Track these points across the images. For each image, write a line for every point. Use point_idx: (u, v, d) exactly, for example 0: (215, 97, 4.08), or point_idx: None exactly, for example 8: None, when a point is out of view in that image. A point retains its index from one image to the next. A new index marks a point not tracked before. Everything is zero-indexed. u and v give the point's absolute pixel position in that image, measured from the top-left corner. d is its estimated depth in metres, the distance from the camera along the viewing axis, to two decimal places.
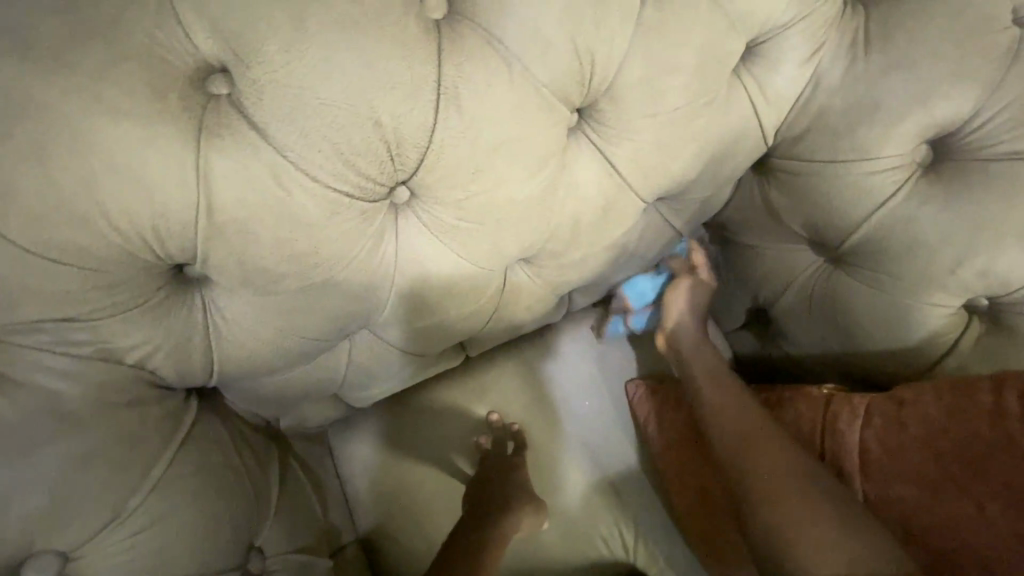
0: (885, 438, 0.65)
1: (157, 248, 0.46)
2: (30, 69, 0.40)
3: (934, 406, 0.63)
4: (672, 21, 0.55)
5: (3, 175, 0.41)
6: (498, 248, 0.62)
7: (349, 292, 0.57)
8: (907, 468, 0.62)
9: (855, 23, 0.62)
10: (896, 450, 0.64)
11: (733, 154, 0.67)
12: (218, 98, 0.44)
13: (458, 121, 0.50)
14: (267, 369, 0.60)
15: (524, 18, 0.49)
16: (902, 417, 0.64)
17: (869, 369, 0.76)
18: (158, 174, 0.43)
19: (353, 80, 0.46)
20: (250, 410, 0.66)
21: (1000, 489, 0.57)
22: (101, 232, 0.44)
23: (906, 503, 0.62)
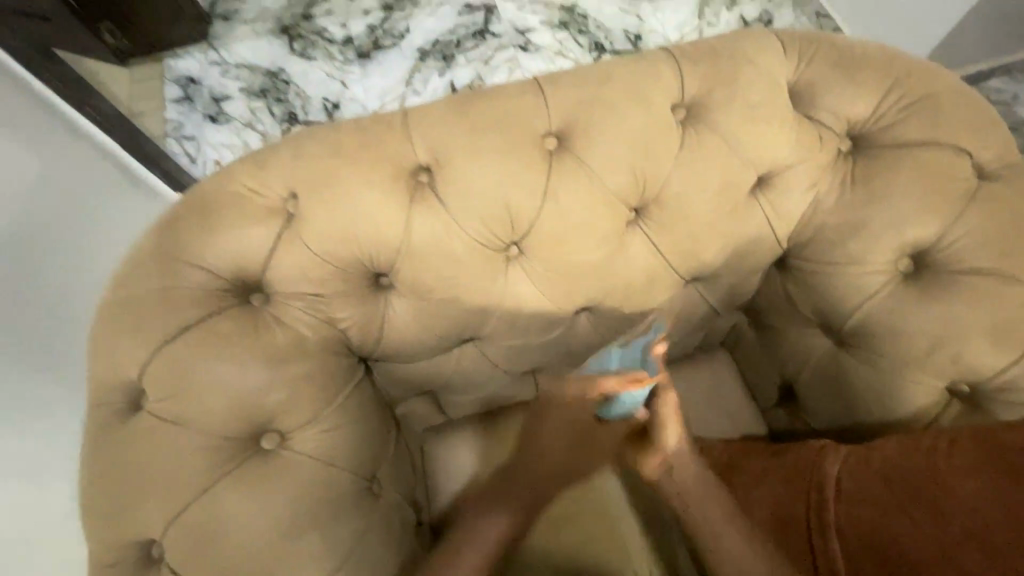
0: (856, 472, 0.76)
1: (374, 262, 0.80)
2: (341, 164, 0.79)
3: (893, 449, 0.75)
4: (701, 159, 0.84)
5: (316, 213, 0.78)
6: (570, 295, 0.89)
7: (467, 309, 0.86)
8: (870, 495, 0.73)
9: (845, 167, 0.87)
10: (862, 482, 0.75)
11: (753, 251, 0.91)
12: (423, 184, 0.80)
13: (556, 209, 0.82)
14: (407, 357, 0.90)
15: (602, 155, 0.82)
16: (870, 456, 0.76)
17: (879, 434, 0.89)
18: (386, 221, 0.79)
19: (498, 180, 0.80)
20: (385, 389, 0.95)
21: (933, 513, 0.68)
22: (351, 249, 0.79)
23: (868, 524, 0.72)
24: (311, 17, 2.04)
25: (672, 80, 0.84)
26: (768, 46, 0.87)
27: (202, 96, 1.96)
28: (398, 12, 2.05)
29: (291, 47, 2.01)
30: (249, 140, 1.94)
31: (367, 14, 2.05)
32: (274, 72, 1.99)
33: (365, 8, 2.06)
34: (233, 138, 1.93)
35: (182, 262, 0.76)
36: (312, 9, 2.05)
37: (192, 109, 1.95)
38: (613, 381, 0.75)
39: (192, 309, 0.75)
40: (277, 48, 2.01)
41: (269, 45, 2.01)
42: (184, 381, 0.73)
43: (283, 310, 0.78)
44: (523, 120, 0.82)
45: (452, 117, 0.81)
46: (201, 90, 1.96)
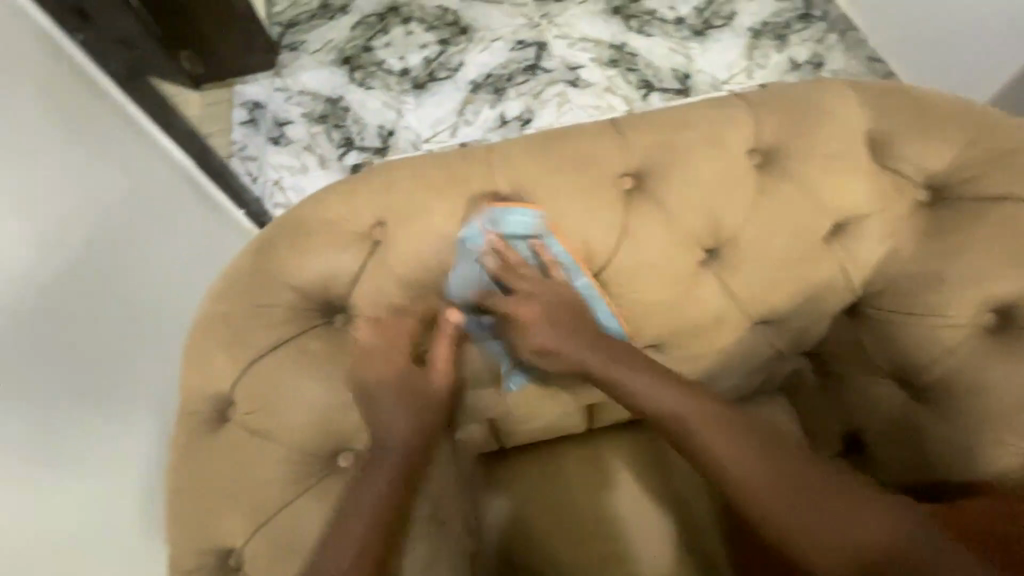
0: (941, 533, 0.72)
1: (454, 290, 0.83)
2: (429, 196, 0.83)
3: (986, 515, 0.73)
4: (776, 204, 0.85)
5: (403, 241, 0.82)
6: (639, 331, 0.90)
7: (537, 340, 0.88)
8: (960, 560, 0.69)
9: (925, 218, 0.86)
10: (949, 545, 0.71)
11: (826, 296, 0.91)
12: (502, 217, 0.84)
13: (631, 246, 0.84)
14: (474, 384, 0.92)
15: (679, 196, 0.84)
16: (959, 518, 0.74)
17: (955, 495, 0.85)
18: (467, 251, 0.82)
19: (576, 218, 0.83)
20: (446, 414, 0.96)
21: None
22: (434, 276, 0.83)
23: None
24: (371, 50, 2.16)
25: (749, 126, 0.86)
26: (845, 97, 0.89)
27: (266, 120, 2.07)
28: (453, 46, 2.15)
29: (349, 77, 2.12)
30: (308, 162, 2.02)
31: (423, 47, 2.15)
32: (334, 99, 2.10)
33: (422, 42, 2.17)
34: (293, 159, 2.03)
35: (275, 280, 0.81)
36: (372, 41, 2.17)
37: (256, 132, 2.06)
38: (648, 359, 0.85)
39: (283, 327, 0.80)
40: (336, 77, 2.12)
41: (331, 75, 2.13)
42: (274, 394, 0.77)
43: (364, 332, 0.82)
44: (602, 159, 0.85)
45: (534, 155, 0.85)
46: (266, 113, 2.08)
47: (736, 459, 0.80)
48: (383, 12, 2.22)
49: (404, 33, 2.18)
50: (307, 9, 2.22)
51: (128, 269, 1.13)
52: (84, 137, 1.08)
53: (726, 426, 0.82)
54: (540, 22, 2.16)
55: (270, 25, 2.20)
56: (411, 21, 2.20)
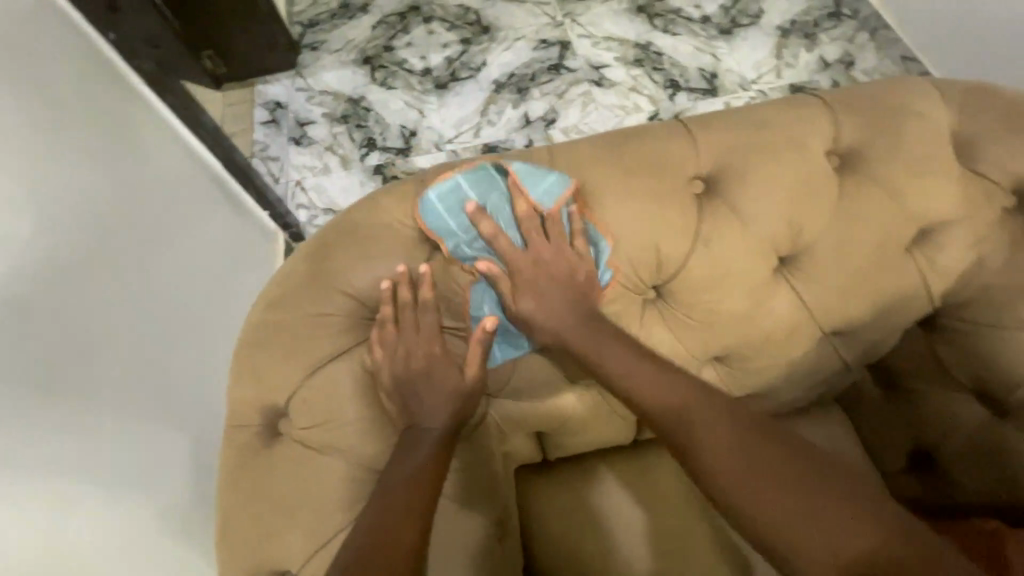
0: None
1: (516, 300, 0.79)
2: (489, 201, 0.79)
3: None
4: (856, 209, 0.80)
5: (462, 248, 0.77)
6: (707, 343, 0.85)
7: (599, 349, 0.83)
8: None
9: (1014, 226, 0.81)
10: None
11: (903, 308, 0.86)
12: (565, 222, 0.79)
13: (702, 255, 0.79)
14: (531, 397, 0.88)
15: (753, 200, 0.79)
16: None
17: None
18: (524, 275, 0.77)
19: (646, 225, 0.78)
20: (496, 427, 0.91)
21: None
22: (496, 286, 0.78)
23: None
24: (392, 49, 2.12)
25: (826, 126, 0.82)
26: (926, 97, 0.84)
27: (287, 121, 2.05)
28: (476, 46, 2.11)
29: (370, 77, 2.09)
30: (329, 162, 1.99)
31: (444, 47, 2.12)
32: (355, 99, 2.06)
33: (443, 42, 2.13)
34: (315, 160, 1.99)
35: (328, 290, 0.77)
36: (393, 40, 2.14)
37: (278, 132, 2.03)
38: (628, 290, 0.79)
39: (340, 338, 0.76)
40: (357, 77, 2.09)
41: (352, 76, 2.10)
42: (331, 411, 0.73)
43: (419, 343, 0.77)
44: (672, 161, 0.80)
45: (599, 157, 0.81)
46: (288, 114, 2.05)
47: (677, 427, 0.71)
48: (403, 11, 2.18)
49: (426, 32, 2.14)
50: (328, 9, 2.19)
51: (149, 281, 1.08)
52: (112, 146, 1.05)
53: (654, 394, 0.73)
54: (563, 21, 2.11)
55: (291, 24, 2.17)
56: (432, 21, 2.16)
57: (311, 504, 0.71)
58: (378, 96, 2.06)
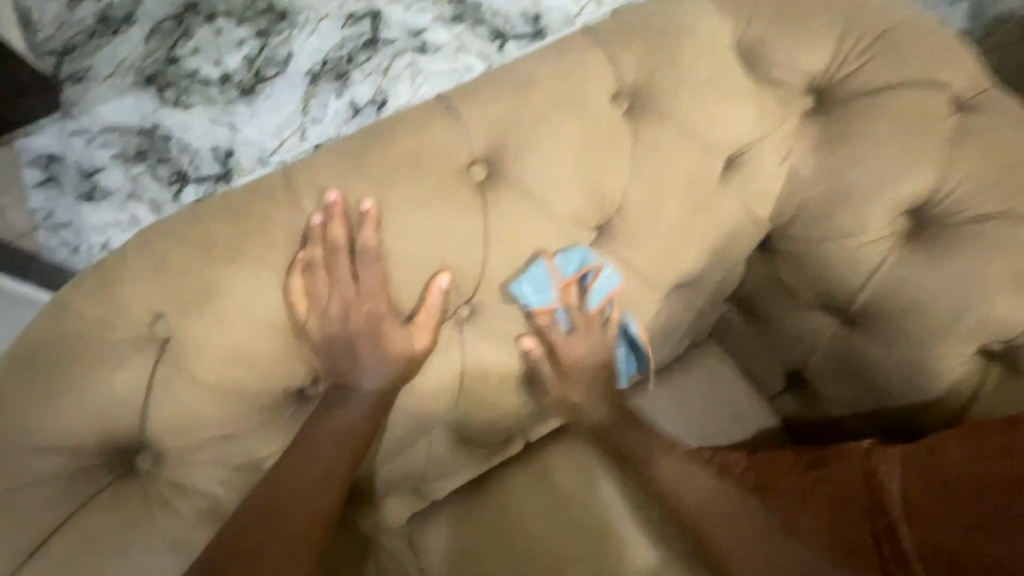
0: (921, 482, 0.65)
1: (295, 375, 0.64)
2: (214, 265, 0.60)
3: (959, 451, 0.64)
4: (657, 156, 0.70)
5: (197, 337, 0.59)
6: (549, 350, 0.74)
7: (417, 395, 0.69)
8: (943, 514, 0.63)
9: (817, 129, 0.76)
10: (927, 487, 0.65)
11: (735, 243, 0.79)
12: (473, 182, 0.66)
13: (503, 253, 0.67)
14: (374, 461, 0.76)
15: (543, 177, 0.67)
16: (932, 464, 0.65)
17: (932, 427, 0.78)
18: (426, 325, 0.65)
19: (430, 237, 0.64)
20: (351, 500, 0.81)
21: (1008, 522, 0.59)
22: (260, 368, 0.61)
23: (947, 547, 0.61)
24: (175, 63, 1.33)
25: (606, 67, 0.71)
26: (702, 8, 0.75)
27: (71, 175, 1.30)
28: (280, 37, 1.36)
29: (156, 97, 1.32)
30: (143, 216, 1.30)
31: (240, 44, 1.35)
32: (148, 129, 1.31)
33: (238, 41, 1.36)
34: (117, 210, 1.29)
35: (19, 447, 0.56)
36: (176, 48, 1.34)
37: (62, 189, 1.30)
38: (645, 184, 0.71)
39: (56, 504, 0.57)
40: (143, 103, 1.31)
41: (138, 105, 1.31)
42: None
43: (177, 467, 0.61)
44: (440, 152, 0.66)
45: (351, 167, 0.64)
46: (69, 165, 1.30)
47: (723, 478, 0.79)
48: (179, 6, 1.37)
49: (212, 30, 1.35)
50: (80, 26, 1.35)
51: None
52: None
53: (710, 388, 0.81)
54: None
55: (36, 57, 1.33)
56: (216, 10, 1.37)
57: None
58: (175, 120, 1.31)
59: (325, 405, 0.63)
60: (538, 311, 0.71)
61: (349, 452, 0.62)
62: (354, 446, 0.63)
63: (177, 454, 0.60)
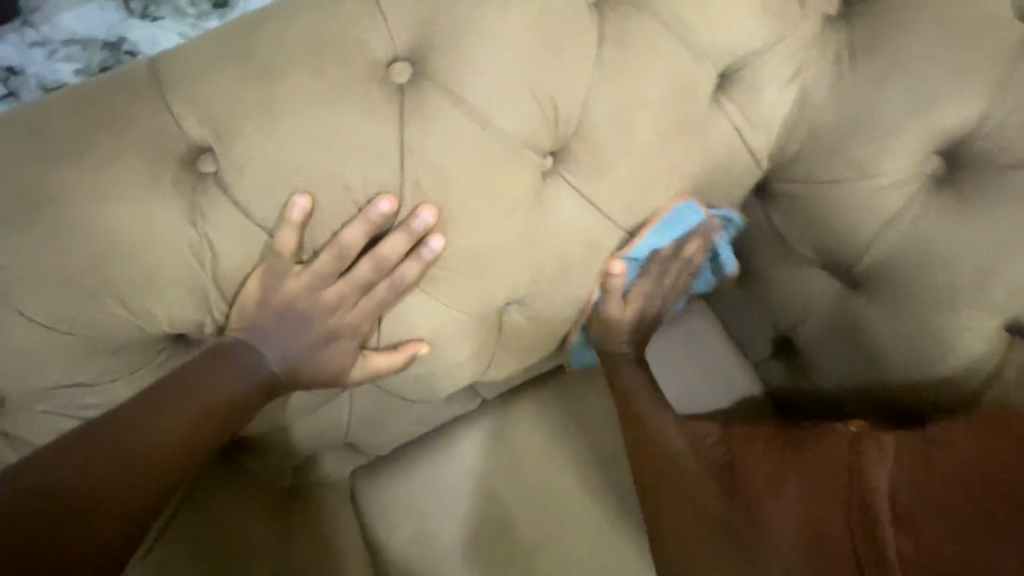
0: (918, 481, 0.53)
1: (171, 312, 0.53)
2: (55, 169, 0.48)
3: (970, 446, 0.53)
4: (632, 61, 0.56)
5: (33, 261, 0.48)
6: (504, 277, 0.62)
7: (329, 369, 0.61)
8: (944, 521, 0.51)
9: (838, 39, 0.61)
10: (925, 489, 0.53)
11: (724, 181, 0.66)
12: (394, 83, 0.52)
13: (427, 174, 0.54)
14: (293, 409, 0.68)
15: (482, 79, 0.52)
16: (933, 457, 0.54)
17: (931, 416, 0.66)
18: (384, 293, 0.58)
19: (332, 150, 0.51)
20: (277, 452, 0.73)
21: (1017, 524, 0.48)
22: (121, 300, 0.51)
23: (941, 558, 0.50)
24: None
25: None
26: None
27: None
28: None
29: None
30: None
31: None
32: None
33: None
34: None
35: None
36: None
37: None
38: (609, 100, 0.56)
39: None
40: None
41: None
42: None
43: (42, 411, 0.54)
44: (349, 39, 0.51)
45: (234, 53, 0.50)
46: None
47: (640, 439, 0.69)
48: None
49: None
50: None
51: None
52: None
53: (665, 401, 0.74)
54: None
55: None
56: None
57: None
58: None
59: (193, 372, 0.55)
60: (479, 249, 0.59)
61: (204, 431, 0.55)
62: (212, 423, 0.55)
63: (39, 396, 0.53)
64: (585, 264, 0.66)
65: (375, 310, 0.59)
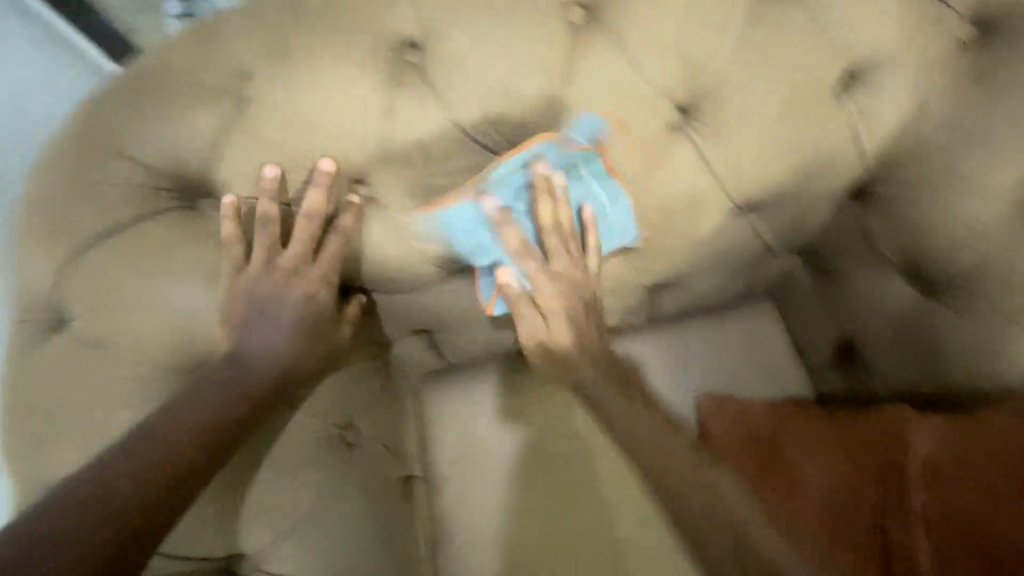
0: (946, 444, 0.71)
1: (346, 166, 0.64)
2: (302, 34, 0.61)
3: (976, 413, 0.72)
4: (772, 42, 0.64)
5: (268, 100, 0.61)
6: (616, 209, 0.71)
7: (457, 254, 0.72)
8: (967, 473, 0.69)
9: (967, 60, 0.66)
10: (951, 450, 0.71)
11: (828, 172, 0.73)
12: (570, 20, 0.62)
13: (579, 101, 0.64)
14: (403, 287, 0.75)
15: (644, 31, 0.62)
16: (960, 427, 0.71)
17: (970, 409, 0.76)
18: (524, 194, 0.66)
19: (509, 62, 0.62)
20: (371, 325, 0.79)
21: (1000, 470, 0.68)
22: (317, 145, 0.63)
23: (956, 502, 0.69)
24: None
25: None
26: None
27: None
28: None
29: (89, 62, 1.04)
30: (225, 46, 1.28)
31: None
32: None
33: None
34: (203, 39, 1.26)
35: (108, 153, 0.62)
36: None
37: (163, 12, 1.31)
38: (745, 73, 0.65)
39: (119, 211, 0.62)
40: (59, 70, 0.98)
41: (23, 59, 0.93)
42: (106, 296, 0.61)
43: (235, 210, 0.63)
44: None
45: None
46: None
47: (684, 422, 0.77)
48: None
49: None
50: None
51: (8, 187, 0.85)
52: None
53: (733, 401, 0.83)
54: None
55: None
56: None
57: (94, 425, 0.59)
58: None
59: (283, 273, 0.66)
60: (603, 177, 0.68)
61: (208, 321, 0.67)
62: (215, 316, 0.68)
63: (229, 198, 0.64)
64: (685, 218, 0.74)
65: (506, 207, 0.67)
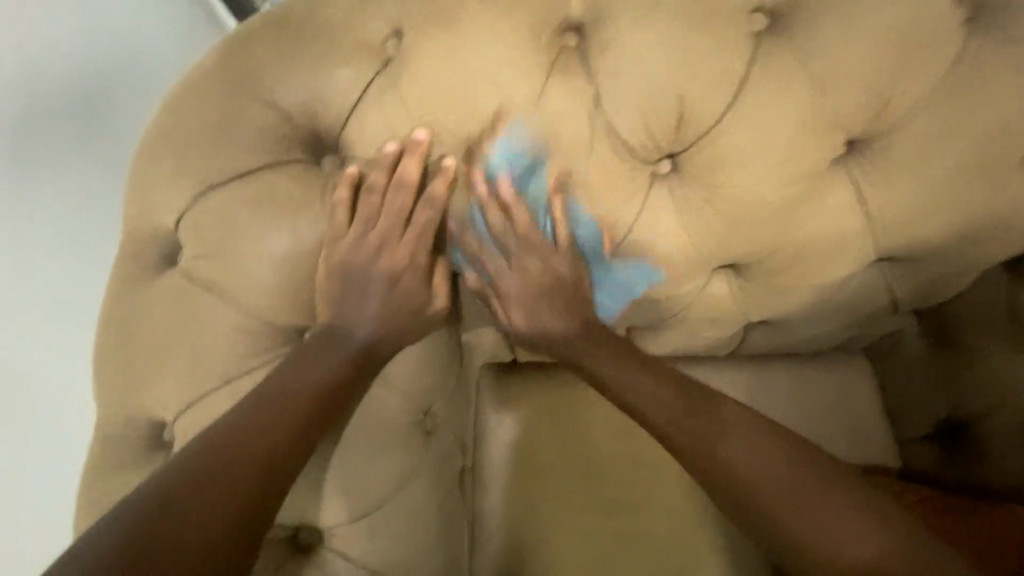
0: None
1: (483, 145, 0.60)
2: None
3: None
4: (974, 86, 0.57)
5: (417, 63, 0.58)
6: (751, 237, 0.65)
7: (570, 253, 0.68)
8: None
9: None
10: None
11: (993, 237, 0.66)
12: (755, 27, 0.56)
13: (746, 117, 0.58)
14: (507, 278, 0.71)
15: (836, 52, 0.56)
16: None
17: None
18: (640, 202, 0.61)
19: (680, 63, 0.56)
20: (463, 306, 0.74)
21: None
22: (459, 119, 0.59)
23: None
24: None
25: None
26: None
27: None
28: None
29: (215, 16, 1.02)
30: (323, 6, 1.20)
31: None
32: None
33: None
34: None
35: (246, 95, 0.59)
36: None
37: None
38: (935, 115, 0.58)
39: (246, 154, 0.60)
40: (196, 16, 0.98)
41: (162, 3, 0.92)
42: (223, 239, 0.60)
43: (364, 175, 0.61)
44: None
45: None
46: None
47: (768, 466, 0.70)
48: None
49: None
50: None
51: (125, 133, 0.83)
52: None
53: None
54: None
55: None
56: None
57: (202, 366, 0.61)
58: None
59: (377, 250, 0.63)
60: (748, 202, 0.63)
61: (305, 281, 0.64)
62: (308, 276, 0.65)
63: (355, 159, 0.61)
64: (823, 260, 0.67)
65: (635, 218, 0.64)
